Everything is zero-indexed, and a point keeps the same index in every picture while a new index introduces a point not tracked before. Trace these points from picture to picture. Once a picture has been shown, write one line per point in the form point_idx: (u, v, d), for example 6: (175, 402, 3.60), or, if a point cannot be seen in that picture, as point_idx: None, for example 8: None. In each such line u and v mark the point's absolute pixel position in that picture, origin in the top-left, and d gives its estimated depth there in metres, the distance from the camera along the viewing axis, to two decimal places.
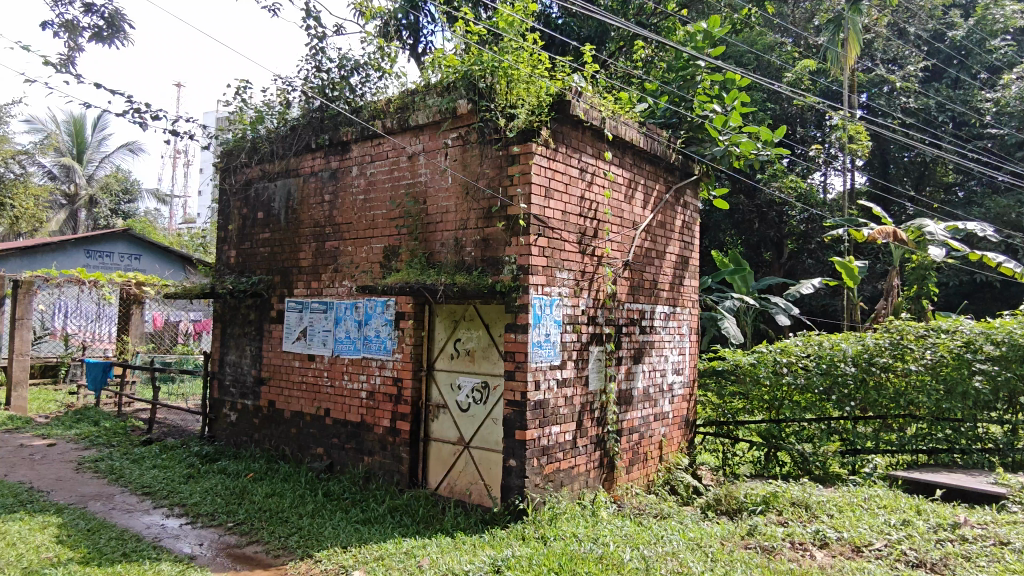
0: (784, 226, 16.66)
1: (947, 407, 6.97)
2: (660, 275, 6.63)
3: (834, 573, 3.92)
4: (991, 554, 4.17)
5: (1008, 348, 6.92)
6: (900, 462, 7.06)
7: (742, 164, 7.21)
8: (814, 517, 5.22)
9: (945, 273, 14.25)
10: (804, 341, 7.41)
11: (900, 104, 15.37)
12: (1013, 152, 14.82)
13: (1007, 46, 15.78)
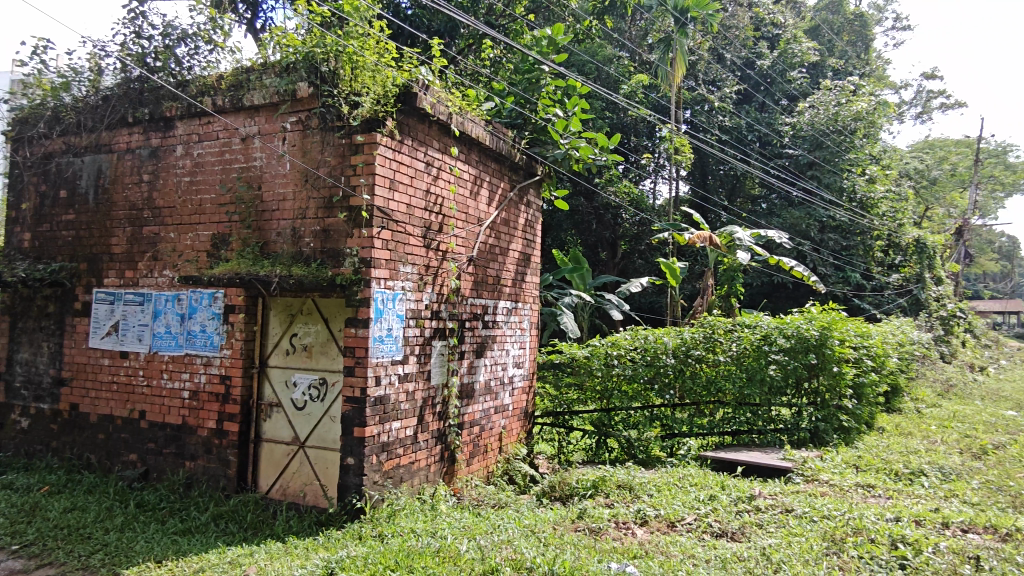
0: (618, 228, 17.86)
1: (748, 393, 7.88)
2: (503, 272, 6.79)
3: (651, 547, 4.27)
4: (777, 520, 4.79)
5: (795, 341, 8.01)
6: (711, 444, 7.85)
7: (581, 167, 7.62)
8: (636, 497, 5.66)
9: (751, 275, 16.09)
10: (632, 335, 7.97)
11: (717, 122, 17.10)
12: (804, 170, 17.02)
13: (802, 77, 18.19)
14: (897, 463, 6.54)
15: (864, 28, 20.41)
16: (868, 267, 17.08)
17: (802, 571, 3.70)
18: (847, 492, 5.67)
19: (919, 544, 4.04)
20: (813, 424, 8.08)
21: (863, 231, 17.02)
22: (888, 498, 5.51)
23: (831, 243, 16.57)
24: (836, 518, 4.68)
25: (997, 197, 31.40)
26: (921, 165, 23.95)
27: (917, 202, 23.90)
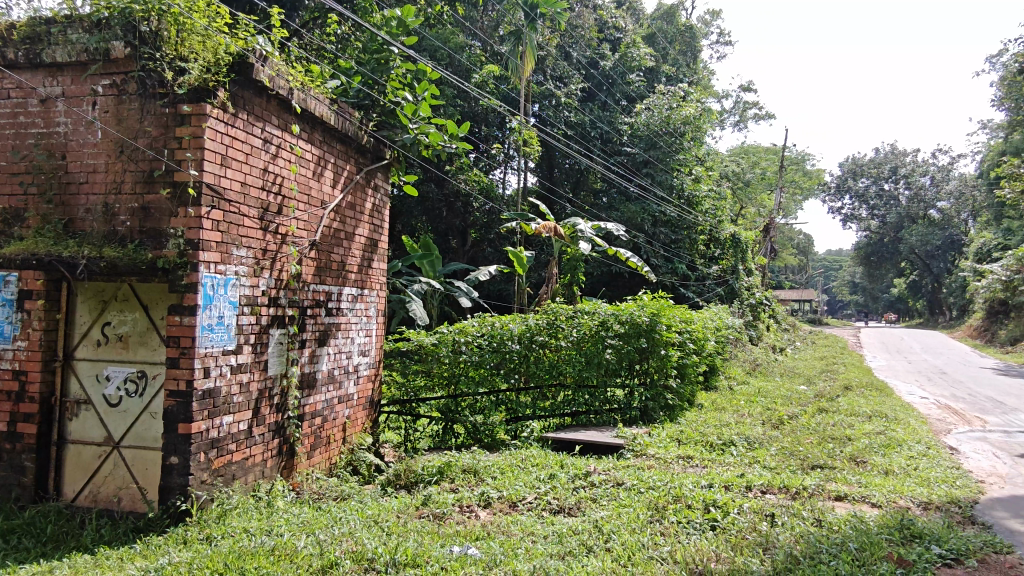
0: (468, 216, 18.04)
1: (586, 375, 8.38)
2: (348, 257, 6.56)
3: (493, 528, 4.38)
4: (609, 493, 5.14)
5: (629, 326, 8.70)
6: (552, 425, 8.23)
7: (431, 153, 7.52)
8: (481, 480, 5.80)
9: (591, 265, 17.01)
10: (479, 322, 8.06)
11: (563, 117, 17.78)
12: (640, 168, 18.12)
13: (639, 80, 19.46)
14: (712, 436, 7.27)
15: (693, 39, 22.25)
16: (692, 259, 18.76)
17: (630, 539, 3.99)
18: (669, 464, 6.21)
19: (727, 506, 4.53)
20: (643, 403, 8.77)
21: (689, 226, 18.67)
22: (703, 466, 6.12)
23: (662, 237, 17.97)
24: (659, 488, 5.12)
25: (797, 199, 35.84)
26: (737, 168, 26.69)
27: (734, 202, 26.61)
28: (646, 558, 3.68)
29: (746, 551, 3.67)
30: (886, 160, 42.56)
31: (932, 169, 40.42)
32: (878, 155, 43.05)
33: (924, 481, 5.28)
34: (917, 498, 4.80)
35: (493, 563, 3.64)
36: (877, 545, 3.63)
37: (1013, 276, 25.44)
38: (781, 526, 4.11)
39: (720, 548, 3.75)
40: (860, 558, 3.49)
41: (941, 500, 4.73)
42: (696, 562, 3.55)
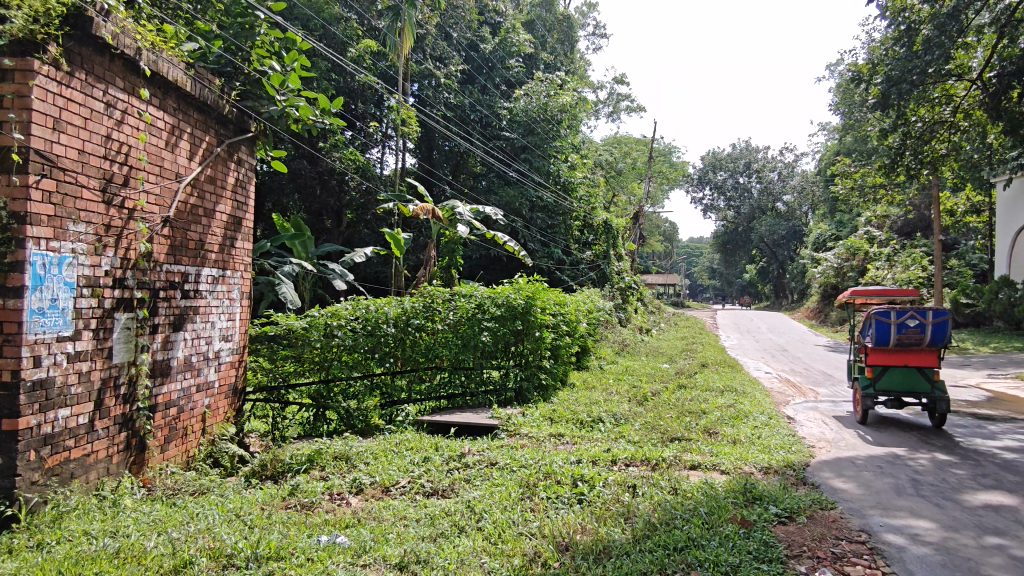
0: (343, 195, 17.42)
1: (462, 357, 8.42)
2: (207, 236, 6.09)
3: (364, 514, 4.29)
4: (483, 474, 5.20)
5: (505, 309, 8.85)
6: (428, 408, 8.19)
7: (300, 128, 7.09)
8: (353, 466, 5.66)
9: (470, 248, 17.08)
10: (352, 305, 7.63)
11: (442, 98, 17.55)
12: (518, 153, 18.35)
13: (518, 66, 19.64)
14: (582, 413, 7.57)
15: (570, 29, 22.76)
16: (567, 244, 19.36)
17: (500, 517, 4.06)
18: (541, 442, 6.41)
19: (593, 480, 4.75)
20: (518, 384, 8.96)
21: (564, 212, 19.27)
22: (572, 443, 6.36)
23: (538, 222, 18.35)
24: (530, 465, 5.26)
25: (664, 189, 37.92)
26: (610, 157, 27.82)
27: (607, 190, 27.70)
28: (516, 534, 3.76)
29: (609, 522, 3.85)
30: (741, 155, 46.10)
31: (779, 165, 44.47)
32: (735, 150, 46.60)
33: (765, 448, 5.82)
34: (759, 463, 5.29)
35: (362, 550, 3.57)
36: (724, 508, 3.96)
37: (842, 263, 28.73)
38: (641, 496, 4.37)
39: (586, 520, 3.92)
40: (709, 521, 3.78)
41: (779, 465, 5.25)
42: (563, 535, 3.69)
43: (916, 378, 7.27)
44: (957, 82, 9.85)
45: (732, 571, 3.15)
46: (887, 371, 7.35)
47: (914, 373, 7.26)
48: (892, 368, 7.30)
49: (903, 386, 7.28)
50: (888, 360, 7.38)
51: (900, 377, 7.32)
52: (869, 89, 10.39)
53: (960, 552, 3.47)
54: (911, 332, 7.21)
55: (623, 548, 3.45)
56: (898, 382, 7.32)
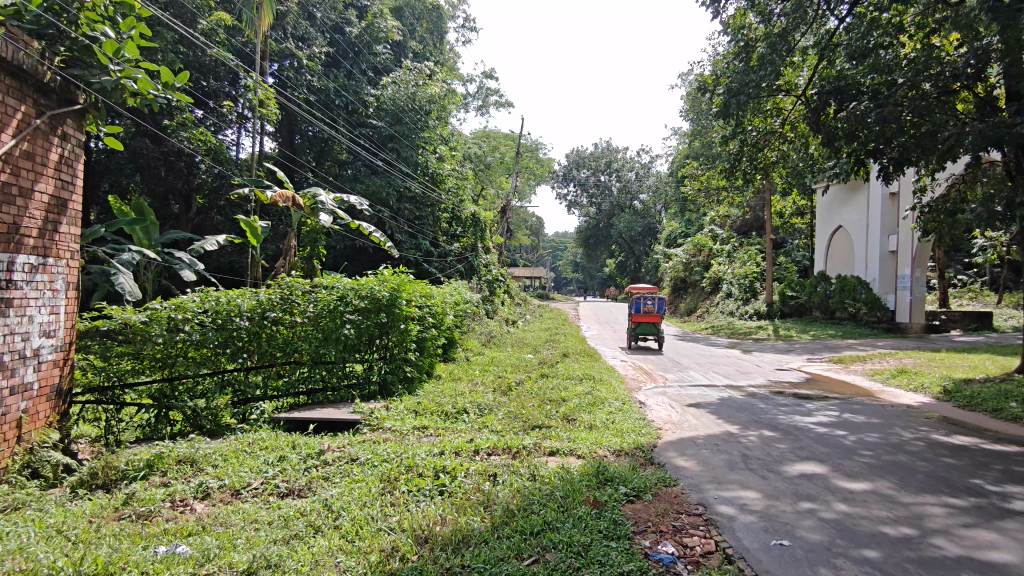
0: (193, 178, 16.15)
1: (323, 351, 8.09)
2: (23, 218, 5.35)
3: (211, 520, 4.01)
4: (342, 471, 5.05)
5: (368, 301, 8.61)
6: (285, 405, 7.80)
7: (138, 102, 6.42)
8: (199, 470, 5.26)
9: (334, 239, 16.52)
10: (200, 297, 7.07)
11: (305, 81, 16.72)
12: (385, 143, 17.86)
13: (386, 53, 19.18)
14: (447, 405, 7.58)
15: (438, 19, 22.60)
16: (434, 236, 19.25)
17: (359, 513, 3.97)
18: (405, 435, 6.33)
19: (454, 471, 4.79)
20: (382, 377, 8.78)
21: (432, 203, 19.17)
22: (437, 435, 6.35)
23: (405, 213, 18.09)
24: (392, 459, 5.19)
25: (531, 184, 38.80)
26: (479, 150, 28.08)
27: (475, 183, 27.90)
28: (374, 530, 3.70)
29: (468, 511, 3.89)
30: (602, 155, 48.29)
31: (637, 166, 47.14)
32: (597, 149, 48.78)
33: (618, 432, 6.17)
34: (612, 446, 5.60)
35: (205, 559, 3.33)
36: (577, 491, 4.15)
37: (690, 258, 31.09)
38: (500, 483, 4.47)
39: (446, 511, 3.93)
40: (564, 504, 3.94)
41: (629, 447, 5.59)
42: (422, 528, 3.68)
43: (652, 328, 15.41)
44: (785, 98, 10.97)
45: (584, 550, 3.31)
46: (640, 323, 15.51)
47: (652, 323, 15.49)
48: (643, 321, 15.31)
49: (649, 330, 15.41)
50: (641, 319, 15.56)
51: (646, 327, 15.40)
52: (712, 98, 11.26)
53: (780, 518, 3.88)
54: (648, 305, 15.59)
55: (481, 536, 3.51)
56: (646, 329, 15.38)
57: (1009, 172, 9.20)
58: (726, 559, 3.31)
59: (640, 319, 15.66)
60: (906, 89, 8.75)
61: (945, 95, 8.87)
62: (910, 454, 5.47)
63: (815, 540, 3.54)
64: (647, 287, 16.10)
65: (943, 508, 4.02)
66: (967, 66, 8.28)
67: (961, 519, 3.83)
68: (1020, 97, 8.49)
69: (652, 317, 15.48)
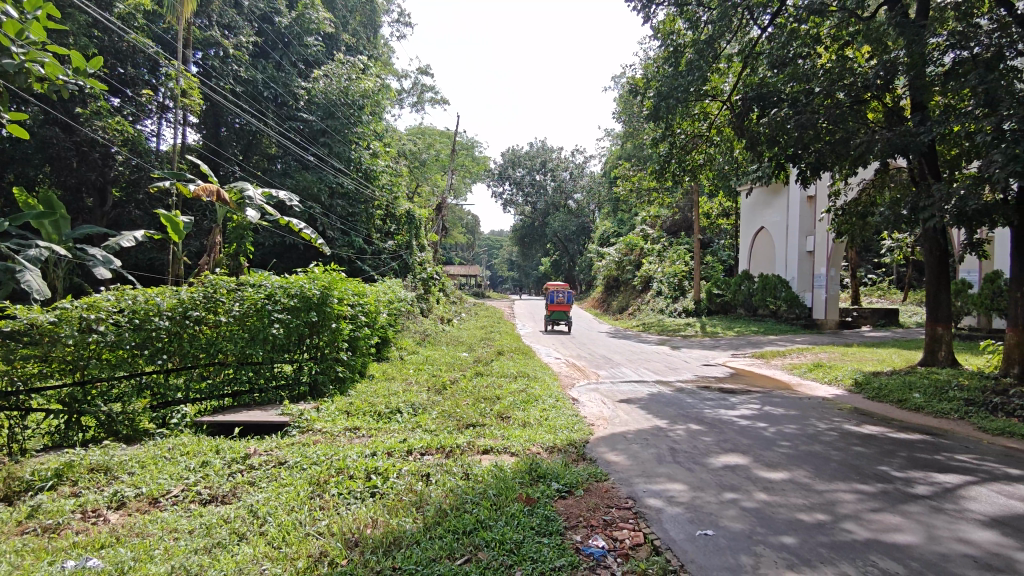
0: (109, 170, 15.29)
1: (249, 352, 7.80)
2: None
3: (126, 532, 3.79)
4: (270, 475, 4.89)
5: (297, 299, 8.36)
6: (208, 408, 7.49)
7: (46, 87, 5.89)
8: (113, 479, 4.97)
9: (261, 235, 15.99)
10: (115, 296, 6.67)
11: (231, 71, 16.05)
12: (316, 137, 17.43)
13: (317, 45, 18.67)
14: (379, 405, 7.47)
15: (372, 12, 22.20)
16: (368, 234, 18.92)
17: (286, 519, 3.85)
18: (335, 436, 6.20)
19: (386, 472, 4.73)
20: (312, 378, 8.56)
21: (365, 200, 18.83)
22: (369, 436, 6.24)
23: (338, 209, 17.68)
24: (322, 462, 5.07)
25: (466, 182, 38.65)
26: (414, 147, 27.75)
27: (410, 180, 27.62)
28: (302, 536, 3.60)
29: (400, 513, 3.84)
30: (538, 154, 48.63)
31: (571, 166, 47.80)
32: (532, 149, 49.08)
33: (551, 429, 6.24)
34: (545, 443, 5.65)
35: (119, 572, 3.14)
36: (510, 489, 4.16)
37: (622, 257, 31.79)
38: (434, 483, 4.43)
39: (377, 513, 3.87)
40: (497, 503, 3.95)
41: (562, 443, 5.66)
42: (352, 531, 3.61)
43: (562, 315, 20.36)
44: (712, 102, 11.35)
45: (515, 547, 3.33)
46: (554, 311, 20.55)
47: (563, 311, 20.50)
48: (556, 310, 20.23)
49: (560, 316, 20.36)
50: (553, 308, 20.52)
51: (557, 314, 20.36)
52: (643, 101, 11.52)
53: (705, 508, 4.02)
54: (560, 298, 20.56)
55: (413, 537, 3.47)
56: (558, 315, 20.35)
57: (913, 178, 9.84)
58: (654, 550, 3.40)
59: (554, 308, 20.63)
60: (822, 98, 9.24)
61: (857, 104, 9.41)
62: (825, 443, 5.78)
63: (737, 528, 3.68)
64: (560, 284, 21.66)
65: (854, 494, 4.26)
66: (877, 78, 8.80)
67: (870, 504, 4.07)
68: (923, 108, 9.10)
69: (563, 307, 20.84)
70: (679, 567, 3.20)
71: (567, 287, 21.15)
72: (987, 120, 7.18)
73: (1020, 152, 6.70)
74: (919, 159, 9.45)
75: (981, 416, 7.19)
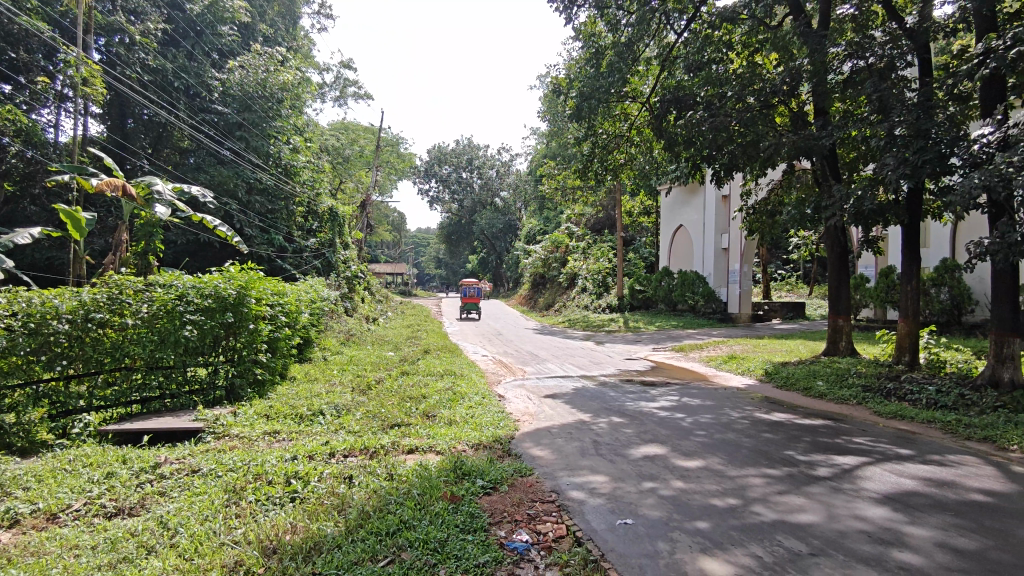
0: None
1: (160, 355, 7.39)
2: None
3: (22, 552, 3.52)
4: (182, 484, 4.67)
5: (212, 300, 7.99)
6: (114, 416, 7.06)
7: None
8: (5, 495, 4.60)
9: (173, 232, 15.21)
10: (6, 297, 6.17)
11: (138, 58, 15.14)
12: (232, 131, 16.74)
13: (232, 35, 17.89)
14: (301, 407, 7.27)
15: (291, 3, 21.46)
16: (289, 231, 18.36)
17: (199, 529, 3.69)
18: (253, 441, 5.99)
19: (308, 476, 4.61)
20: (229, 381, 8.24)
21: (286, 196, 18.20)
22: (289, 440, 6.06)
23: (257, 206, 17.03)
24: (239, 468, 4.88)
25: (392, 179, 38.00)
26: (337, 142, 27.05)
27: (333, 176, 26.96)
28: (216, 546, 3.46)
29: (321, 517, 3.76)
30: (464, 151, 48.46)
31: (497, 164, 47.96)
32: (458, 146, 48.77)
33: (477, 426, 6.25)
34: (470, 441, 5.66)
35: None
36: (435, 488, 4.15)
37: (548, 255, 32.13)
38: (357, 485, 4.35)
39: (297, 519, 3.77)
40: (421, 502, 3.93)
41: (488, 440, 5.69)
42: (270, 538, 3.50)
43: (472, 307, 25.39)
44: (632, 104, 11.67)
45: (440, 545, 3.32)
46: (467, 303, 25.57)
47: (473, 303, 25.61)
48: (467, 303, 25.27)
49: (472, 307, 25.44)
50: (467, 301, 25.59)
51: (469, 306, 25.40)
52: (566, 100, 11.70)
53: (624, 498, 4.14)
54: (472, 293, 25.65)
55: (334, 541, 3.40)
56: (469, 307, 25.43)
57: (816, 179, 10.45)
58: (576, 541, 3.47)
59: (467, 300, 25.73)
60: (734, 102, 9.68)
61: (766, 108, 9.89)
62: (737, 431, 6.07)
63: (654, 516, 3.81)
64: (472, 281, 26.60)
65: (762, 478, 4.50)
66: (784, 84, 9.28)
67: (777, 487, 4.31)
68: (825, 113, 9.67)
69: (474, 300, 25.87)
70: (600, 556, 3.28)
71: (477, 283, 26.11)
72: (880, 126, 7.71)
73: (909, 156, 7.24)
74: (822, 162, 10.04)
75: (876, 400, 7.76)
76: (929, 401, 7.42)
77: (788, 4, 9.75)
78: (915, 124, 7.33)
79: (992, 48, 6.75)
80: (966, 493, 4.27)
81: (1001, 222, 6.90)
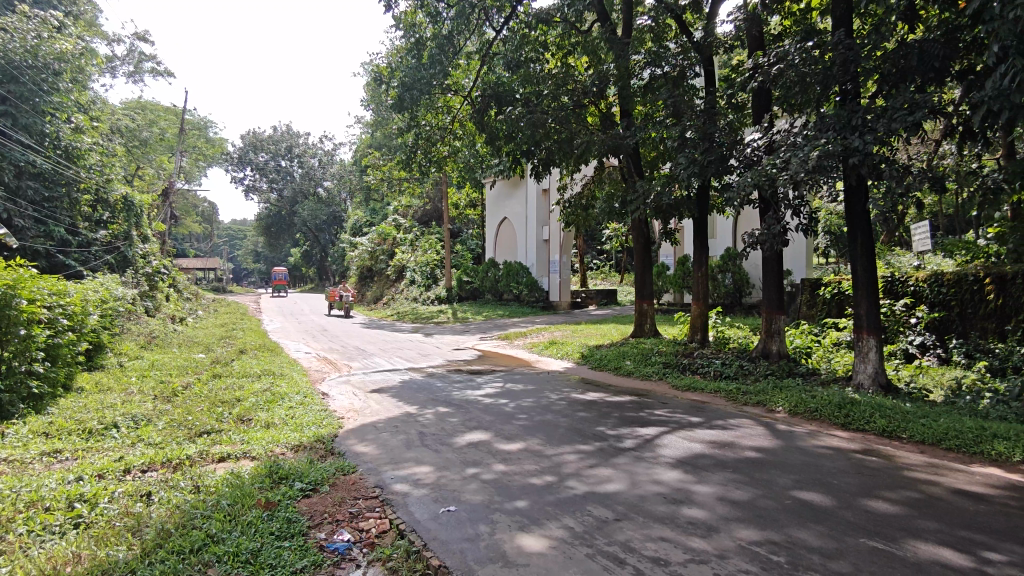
0: None
1: None
2: None
3: None
4: None
5: None
6: None
7: None
8: None
9: None
10: None
11: None
12: None
13: None
14: (89, 421, 6.42)
15: None
16: (72, 221, 16.16)
17: None
18: (28, 463, 5.19)
19: (95, 498, 4.09)
20: None
21: (68, 182, 15.81)
22: (74, 459, 5.33)
23: (30, 192, 14.72)
24: (8, 496, 4.19)
25: (201, 165, 34.82)
26: (132, 122, 24.08)
27: (129, 160, 24.07)
28: None
29: (111, 542, 3.36)
30: (282, 138, 45.65)
31: (319, 153, 46.23)
32: (275, 133, 45.81)
33: (297, 427, 5.98)
34: (289, 442, 5.40)
35: None
36: (247, 496, 3.90)
37: (375, 247, 31.47)
38: (156, 502, 3.95)
39: (81, 547, 3.33)
40: (231, 513, 3.67)
41: (308, 441, 5.46)
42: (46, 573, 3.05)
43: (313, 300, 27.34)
44: (454, 97, 11.80)
45: (252, 557, 3.13)
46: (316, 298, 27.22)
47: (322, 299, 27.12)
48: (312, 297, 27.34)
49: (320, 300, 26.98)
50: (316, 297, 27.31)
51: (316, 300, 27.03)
52: (387, 89, 11.47)
53: (447, 486, 4.20)
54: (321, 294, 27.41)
55: (127, 566, 3.06)
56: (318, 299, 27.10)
57: (623, 175, 11.35)
58: (398, 534, 3.46)
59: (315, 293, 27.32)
60: (549, 100, 10.19)
61: (578, 108, 10.55)
62: (555, 412, 6.44)
63: (476, 500, 3.92)
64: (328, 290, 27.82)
65: (576, 454, 4.82)
66: (593, 86, 9.96)
67: (588, 461, 4.64)
68: (629, 115, 10.51)
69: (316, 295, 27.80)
70: (422, 546, 3.30)
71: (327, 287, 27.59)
72: (674, 128, 8.54)
73: (697, 157, 8.13)
74: (627, 159, 10.93)
75: (674, 375, 8.66)
76: (716, 372, 8.43)
77: (596, 11, 10.45)
78: (702, 127, 8.25)
79: (759, 64, 7.77)
80: (742, 452, 4.92)
81: (768, 215, 7.98)
